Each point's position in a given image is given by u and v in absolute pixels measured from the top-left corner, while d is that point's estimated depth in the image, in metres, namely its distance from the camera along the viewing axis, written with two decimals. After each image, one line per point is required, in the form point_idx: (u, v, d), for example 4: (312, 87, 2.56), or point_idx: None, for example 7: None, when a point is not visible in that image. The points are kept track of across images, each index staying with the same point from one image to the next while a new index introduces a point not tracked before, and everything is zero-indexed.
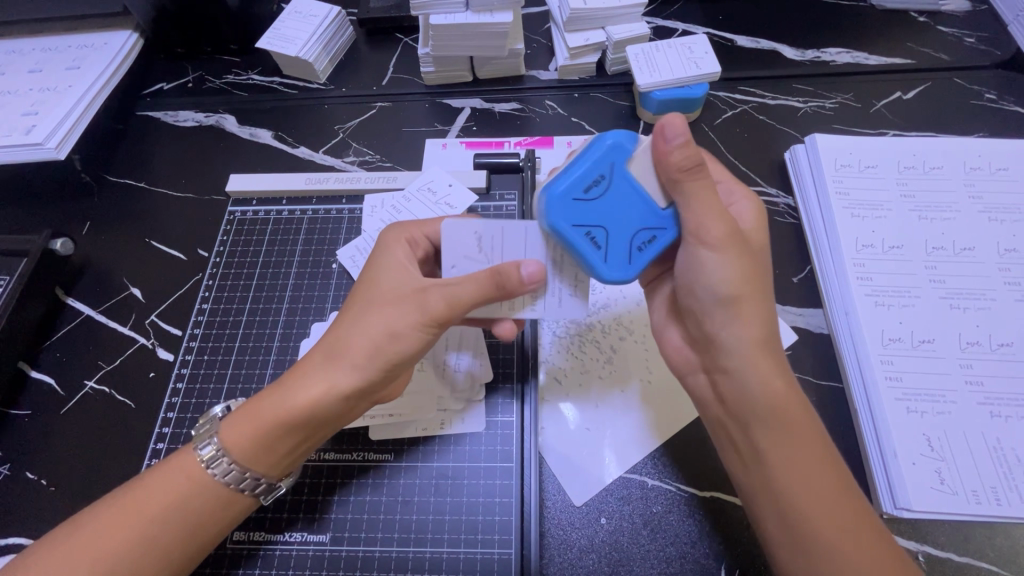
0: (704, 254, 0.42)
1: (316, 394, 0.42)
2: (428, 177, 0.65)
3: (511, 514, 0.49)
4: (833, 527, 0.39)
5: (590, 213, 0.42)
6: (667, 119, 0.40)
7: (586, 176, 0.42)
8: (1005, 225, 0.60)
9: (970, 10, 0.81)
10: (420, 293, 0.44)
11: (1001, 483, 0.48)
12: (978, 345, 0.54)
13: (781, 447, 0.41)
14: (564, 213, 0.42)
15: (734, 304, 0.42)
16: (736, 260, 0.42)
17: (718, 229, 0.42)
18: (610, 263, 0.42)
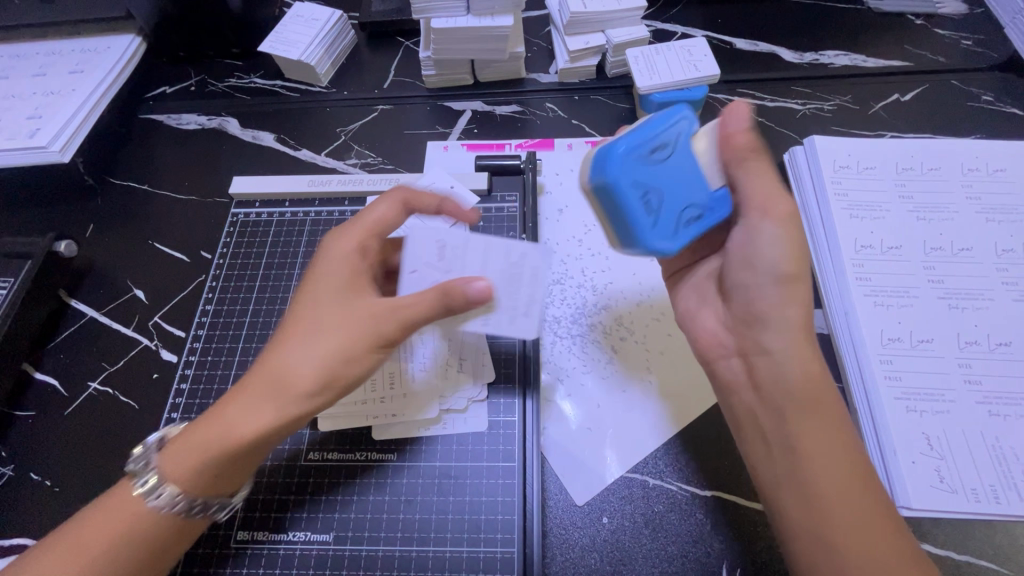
0: (763, 227, 0.45)
1: (258, 419, 0.41)
2: (430, 178, 0.65)
3: (513, 513, 0.50)
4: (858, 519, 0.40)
5: (653, 179, 0.43)
6: (733, 107, 0.46)
7: (654, 143, 0.44)
8: (1002, 226, 0.60)
9: (966, 12, 0.81)
10: (361, 315, 0.44)
11: (1000, 482, 0.48)
12: (977, 345, 0.54)
13: (819, 434, 0.42)
14: (630, 172, 0.42)
15: (785, 285, 0.44)
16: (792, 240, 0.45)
17: (777, 209, 0.45)
18: (659, 231, 0.44)
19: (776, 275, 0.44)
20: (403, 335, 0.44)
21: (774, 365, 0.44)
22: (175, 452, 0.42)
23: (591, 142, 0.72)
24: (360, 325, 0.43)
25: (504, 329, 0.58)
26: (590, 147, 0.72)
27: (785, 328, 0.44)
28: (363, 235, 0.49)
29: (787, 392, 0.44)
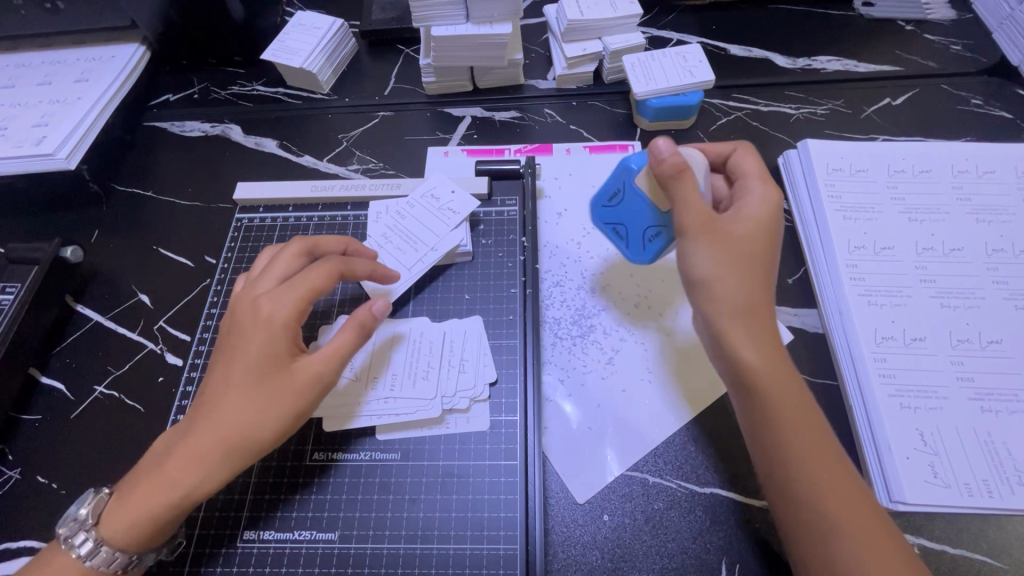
0: (688, 247, 0.48)
1: (185, 489, 0.44)
2: (432, 184, 0.66)
3: (516, 510, 0.51)
4: (832, 506, 0.42)
5: (616, 215, 0.55)
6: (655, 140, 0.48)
7: (609, 190, 0.55)
8: (993, 226, 0.62)
9: (955, 18, 0.83)
10: (287, 375, 0.46)
11: (993, 476, 0.49)
12: (969, 343, 0.55)
13: (782, 424, 0.45)
14: (599, 216, 0.57)
15: (722, 291, 0.47)
16: (722, 250, 0.48)
17: (702, 225, 0.48)
18: (632, 251, 0.55)
19: (711, 286, 0.47)
20: (335, 380, 0.48)
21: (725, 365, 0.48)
22: (116, 509, 0.45)
23: (589, 146, 0.74)
24: (283, 401, 0.46)
25: (505, 331, 0.59)
26: (588, 151, 0.73)
27: (723, 332, 0.47)
28: (301, 299, 0.48)
29: (743, 387, 0.46)
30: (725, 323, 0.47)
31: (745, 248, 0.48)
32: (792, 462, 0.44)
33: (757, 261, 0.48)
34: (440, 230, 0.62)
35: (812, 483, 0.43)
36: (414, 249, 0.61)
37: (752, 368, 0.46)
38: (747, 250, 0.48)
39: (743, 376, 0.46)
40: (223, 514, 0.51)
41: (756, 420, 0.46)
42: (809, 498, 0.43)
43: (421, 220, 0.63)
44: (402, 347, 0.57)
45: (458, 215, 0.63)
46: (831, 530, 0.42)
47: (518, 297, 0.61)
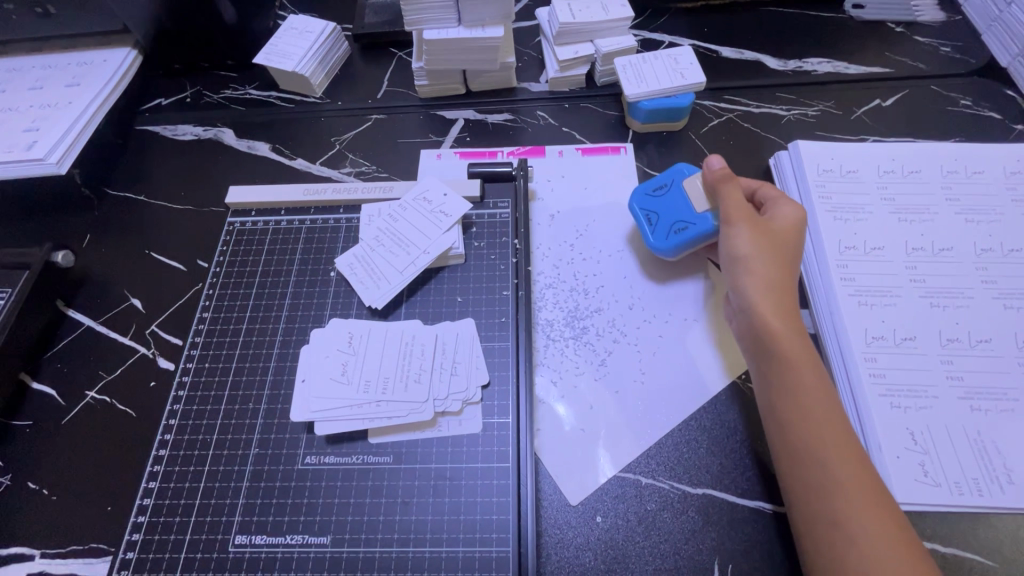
0: (730, 230, 0.56)
1: None
2: (424, 186, 0.66)
3: (508, 513, 0.51)
4: (840, 471, 0.45)
5: (654, 205, 0.62)
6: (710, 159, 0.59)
7: (656, 183, 0.63)
8: (982, 226, 0.62)
9: (944, 20, 0.84)
10: None
11: (983, 475, 0.50)
12: (958, 342, 0.56)
13: (800, 387, 0.49)
14: (638, 202, 0.63)
15: (759, 266, 0.53)
16: (761, 233, 0.55)
17: (746, 213, 0.56)
18: (656, 237, 0.61)
19: (748, 259, 0.54)
20: None
21: (753, 334, 0.52)
22: None
23: (582, 148, 0.74)
24: None
25: (497, 333, 0.59)
26: (580, 153, 0.73)
27: (755, 300, 0.53)
28: None
29: (770, 351, 0.51)
30: (760, 290, 0.53)
31: (782, 239, 0.55)
32: (806, 423, 0.48)
33: (791, 251, 0.55)
34: (432, 232, 0.62)
35: (825, 444, 0.46)
36: (406, 252, 0.62)
37: (779, 336, 0.51)
38: (783, 242, 0.55)
39: (772, 339, 0.51)
40: (216, 518, 0.51)
41: (779, 383, 0.50)
42: (818, 457, 0.46)
43: (413, 223, 0.63)
44: (393, 350, 0.57)
45: (450, 218, 0.63)
46: (844, 495, 0.44)
47: (511, 300, 0.61)
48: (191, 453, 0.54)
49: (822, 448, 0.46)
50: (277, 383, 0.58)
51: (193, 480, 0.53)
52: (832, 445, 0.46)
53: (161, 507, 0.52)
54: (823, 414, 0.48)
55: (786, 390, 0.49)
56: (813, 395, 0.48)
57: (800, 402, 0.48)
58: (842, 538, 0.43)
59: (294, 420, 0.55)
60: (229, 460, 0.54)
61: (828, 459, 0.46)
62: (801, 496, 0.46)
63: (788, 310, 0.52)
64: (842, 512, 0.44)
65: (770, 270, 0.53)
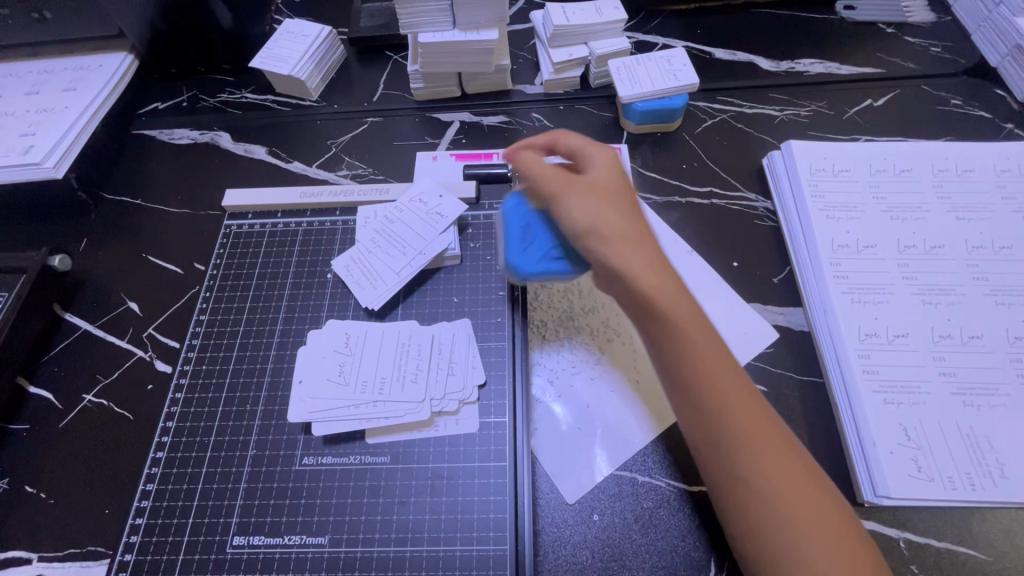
0: (559, 200, 0.50)
1: None
2: (419, 188, 0.66)
3: (505, 512, 0.51)
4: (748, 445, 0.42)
5: (540, 245, 0.54)
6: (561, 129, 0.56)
7: (518, 231, 0.54)
8: (973, 223, 0.63)
9: (934, 21, 0.85)
10: None
11: (975, 469, 0.50)
12: (951, 338, 0.56)
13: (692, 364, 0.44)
14: (524, 258, 0.54)
15: (604, 229, 0.47)
16: (592, 194, 0.49)
17: (572, 178, 0.50)
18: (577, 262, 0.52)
19: (593, 229, 0.47)
20: None
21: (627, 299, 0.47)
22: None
23: None
24: None
25: (493, 333, 0.59)
26: None
27: (619, 261, 0.46)
28: None
29: (648, 320, 0.45)
30: (613, 258, 0.46)
31: (615, 188, 0.51)
32: (694, 403, 0.44)
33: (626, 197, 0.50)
34: (428, 233, 0.63)
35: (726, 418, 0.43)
36: (402, 254, 0.62)
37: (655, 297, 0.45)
38: (616, 190, 0.51)
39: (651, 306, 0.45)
40: (213, 520, 0.51)
41: (672, 363, 0.45)
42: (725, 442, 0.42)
43: (409, 223, 0.64)
44: (390, 351, 0.57)
45: (445, 218, 0.63)
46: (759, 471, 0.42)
47: (507, 300, 0.61)
48: (189, 455, 0.55)
49: (718, 424, 0.43)
50: (274, 385, 0.58)
51: (190, 481, 0.53)
52: (730, 420, 0.42)
53: (158, 509, 0.52)
54: (715, 388, 0.43)
55: (676, 369, 0.44)
56: (705, 364, 0.44)
57: (686, 375, 0.44)
58: (758, 521, 0.41)
59: (292, 421, 0.55)
60: (227, 460, 0.54)
61: (721, 441, 0.42)
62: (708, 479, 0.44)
63: (655, 267, 0.46)
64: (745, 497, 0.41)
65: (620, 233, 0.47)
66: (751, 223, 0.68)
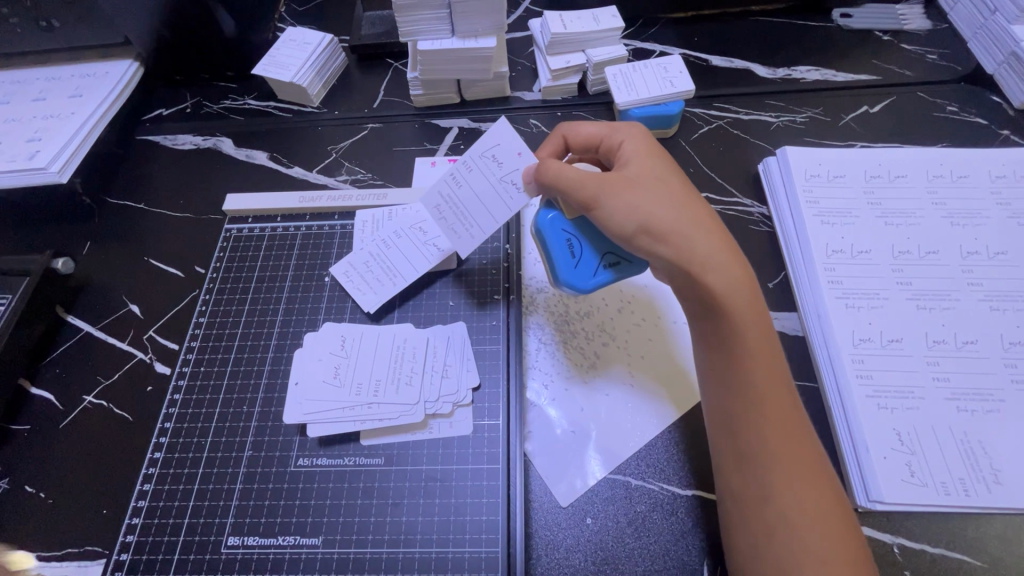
0: (602, 209, 0.50)
1: None
2: (494, 137, 0.56)
3: (498, 514, 0.51)
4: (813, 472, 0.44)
5: (589, 263, 0.55)
6: (633, 135, 0.55)
7: (563, 255, 0.55)
8: (968, 229, 0.63)
9: (930, 28, 0.85)
10: None
11: (969, 475, 0.50)
12: (945, 343, 0.56)
13: (769, 390, 0.46)
14: (583, 279, 0.55)
15: (666, 229, 0.48)
16: (653, 195, 0.50)
17: (624, 181, 0.51)
18: (632, 266, 0.54)
19: (658, 230, 0.48)
20: None
21: (687, 296, 0.49)
22: None
23: None
24: None
25: (489, 337, 0.60)
26: None
27: (730, 281, 0.47)
28: None
29: (715, 318, 0.48)
30: (682, 260, 0.47)
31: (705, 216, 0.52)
32: (748, 395, 0.46)
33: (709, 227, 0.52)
34: (498, 211, 0.56)
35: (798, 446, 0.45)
36: (467, 232, 0.58)
37: (748, 318, 0.47)
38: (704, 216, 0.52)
39: (751, 326, 0.47)
40: (209, 521, 0.52)
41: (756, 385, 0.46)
42: (794, 462, 0.44)
43: (478, 191, 0.57)
44: (385, 353, 0.58)
45: (520, 191, 0.56)
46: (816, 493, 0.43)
47: (503, 303, 0.62)
48: (186, 456, 0.55)
49: (791, 446, 0.44)
50: (271, 387, 0.58)
51: (187, 482, 0.54)
52: (796, 445, 0.45)
53: (154, 510, 0.53)
54: (759, 388, 0.46)
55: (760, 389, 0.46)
56: (760, 362, 0.47)
57: (745, 371, 0.47)
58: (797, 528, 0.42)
59: (288, 423, 0.55)
60: (223, 462, 0.55)
61: (771, 432, 0.45)
62: (730, 468, 0.46)
63: (738, 283, 0.47)
64: (776, 490, 0.43)
65: (700, 241, 0.48)
66: (746, 229, 0.68)
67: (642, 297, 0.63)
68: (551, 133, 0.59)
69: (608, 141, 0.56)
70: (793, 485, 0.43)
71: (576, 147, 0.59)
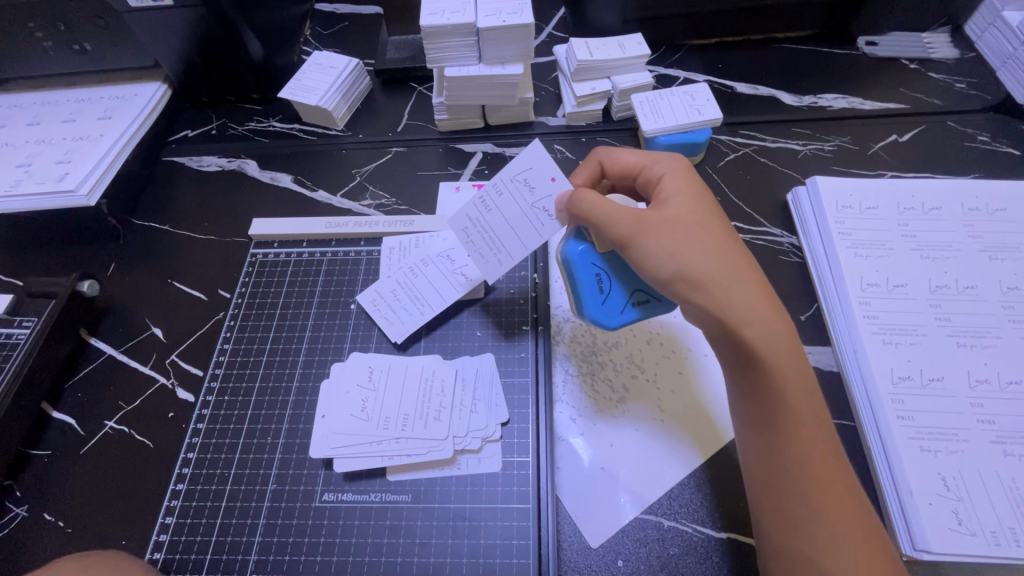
0: (637, 249, 0.49)
1: None
2: (526, 161, 0.55)
3: (529, 557, 0.50)
4: (860, 536, 0.42)
5: (615, 301, 0.54)
6: (673, 170, 0.54)
7: (591, 288, 0.54)
8: (1007, 264, 0.61)
9: (958, 57, 0.85)
10: None
11: (1021, 524, 0.48)
12: (988, 383, 0.55)
13: (811, 446, 0.45)
14: (608, 313, 0.54)
15: (703, 277, 0.47)
16: (689, 238, 0.49)
17: (663, 223, 0.49)
18: (657, 306, 0.54)
19: (695, 278, 0.47)
20: None
21: (722, 346, 0.48)
22: None
23: None
24: None
25: (517, 368, 0.59)
26: None
27: (768, 333, 0.46)
28: None
29: (753, 371, 0.46)
30: (718, 312, 0.46)
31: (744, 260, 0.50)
32: (788, 451, 0.45)
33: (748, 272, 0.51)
34: (527, 236, 0.56)
35: (841, 506, 0.43)
36: (494, 257, 0.57)
37: (787, 372, 0.45)
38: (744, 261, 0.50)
39: (790, 379, 0.45)
40: (232, 557, 0.51)
41: (799, 440, 0.45)
42: (840, 521, 0.42)
43: (507, 217, 0.56)
44: (413, 385, 0.57)
45: (551, 217, 0.55)
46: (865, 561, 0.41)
47: (530, 335, 0.61)
48: (209, 488, 0.54)
49: (836, 505, 0.43)
50: (296, 417, 0.57)
51: (209, 515, 0.53)
52: (840, 504, 0.43)
53: (177, 544, 0.52)
54: (799, 443, 0.45)
55: (802, 445, 0.45)
56: (800, 418, 0.45)
57: (784, 429, 0.45)
58: None
59: (313, 456, 0.54)
60: (247, 494, 0.54)
61: (818, 495, 0.43)
62: (773, 523, 0.45)
63: (777, 338, 0.46)
64: (822, 555, 0.42)
65: (739, 292, 0.47)
66: (776, 259, 0.67)
67: (671, 330, 0.62)
68: (586, 159, 0.59)
69: (647, 173, 0.56)
70: (843, 550, 0.41)
71: (613, 174, 0.58)
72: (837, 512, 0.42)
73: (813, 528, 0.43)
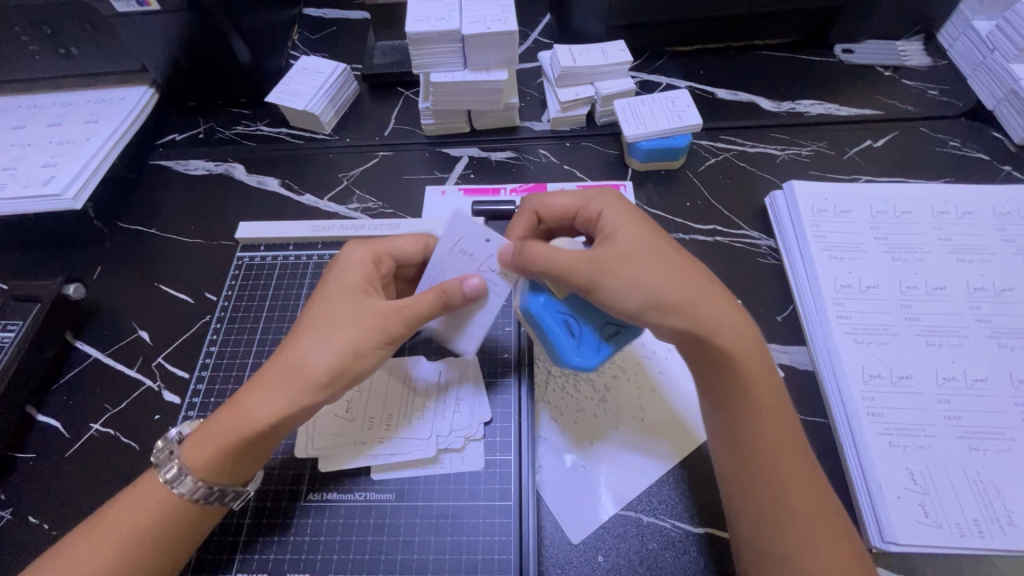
0: (604, 289, 0.49)
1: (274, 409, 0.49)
2: (455, 233, 0.54)
3: (510, 552, 0.50)
4: (828, 533, 0.44)
5: (588, 340, 0.54)
6: (608, 208, 0.54)
7: (564, 335, 0.54)
8: (974, 265, 0.64)
9: (931, 65, 0.87)
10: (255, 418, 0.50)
11: (983, 516, 0.49)
12: (955, 380, 0.57)
13: (778, 451, 0.46)
14: (586, 354, 0.54)
15: (673, 297, 0.49)
16: (650, 269, 0.50)
17: (619, 260, 0.50)
18: (626, 333, 0.54)
19: (667, 303, 0.48)
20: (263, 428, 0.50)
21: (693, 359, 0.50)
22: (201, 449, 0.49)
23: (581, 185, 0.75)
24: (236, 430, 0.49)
25: (500, 369, 0.60)
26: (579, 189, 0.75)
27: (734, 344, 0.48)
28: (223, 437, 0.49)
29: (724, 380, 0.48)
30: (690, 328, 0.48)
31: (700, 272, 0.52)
32: (758, 455, 0.46)
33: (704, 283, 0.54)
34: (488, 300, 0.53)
35: (810, 505, 0.44)
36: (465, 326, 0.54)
37: (753, 375, 0.48)
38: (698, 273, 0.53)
39: (755, 386, 0.48)
40: (216, 557, 0.51)
41: (767, 444, 0.46)
42: (808, 520, 0.44)
43: None
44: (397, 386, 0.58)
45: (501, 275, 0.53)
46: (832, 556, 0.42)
47: (514, 335, 0.62)
48: None
49: (804, 505, 0.44)
50: None
51: None
52: (808, 504, 0.44)
53: None
54: (768, 449, 0.46)
55: (770, 449, 0.46)
56: (767, 425, 0.47)
57: (755, 434, 0.47)
58: None
59: (299, 457, 0.55)
60: None
61: (786, 498, 0.45)
62: (747, 528, 0.46)
63: (743, 349, 0.49)
64: (794, 555, 0.43)
65: (704, 308, 0.49)
66: (754, 261, 0.69)
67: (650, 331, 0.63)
68: (521, 211, 0.58)
69: (585, 211, 0.56)
70: (813, 549, 0.43)
71: (550, 219, 0.58)
72: (806, 510, 0.44)
73: (784, 527, 0.44)
